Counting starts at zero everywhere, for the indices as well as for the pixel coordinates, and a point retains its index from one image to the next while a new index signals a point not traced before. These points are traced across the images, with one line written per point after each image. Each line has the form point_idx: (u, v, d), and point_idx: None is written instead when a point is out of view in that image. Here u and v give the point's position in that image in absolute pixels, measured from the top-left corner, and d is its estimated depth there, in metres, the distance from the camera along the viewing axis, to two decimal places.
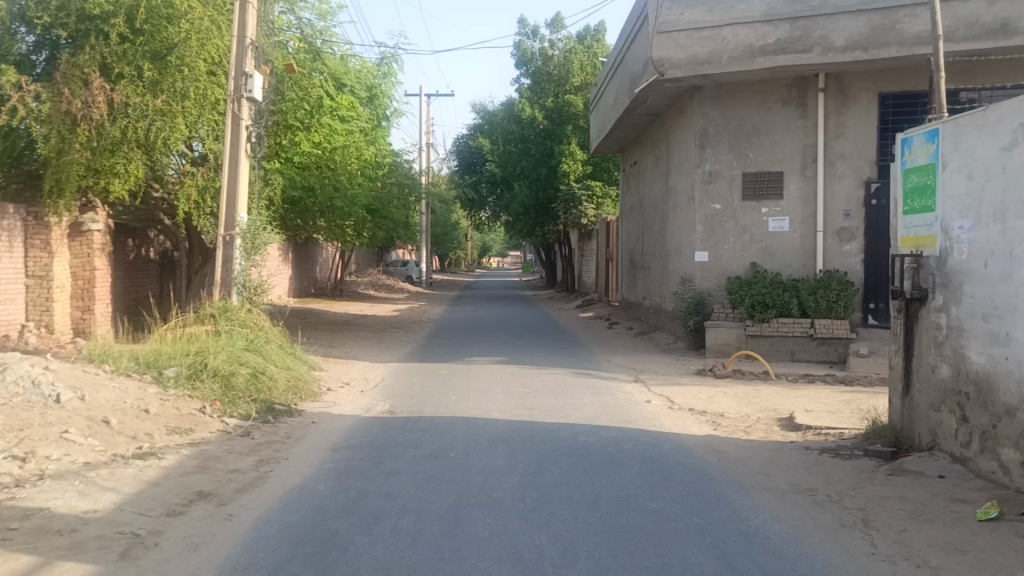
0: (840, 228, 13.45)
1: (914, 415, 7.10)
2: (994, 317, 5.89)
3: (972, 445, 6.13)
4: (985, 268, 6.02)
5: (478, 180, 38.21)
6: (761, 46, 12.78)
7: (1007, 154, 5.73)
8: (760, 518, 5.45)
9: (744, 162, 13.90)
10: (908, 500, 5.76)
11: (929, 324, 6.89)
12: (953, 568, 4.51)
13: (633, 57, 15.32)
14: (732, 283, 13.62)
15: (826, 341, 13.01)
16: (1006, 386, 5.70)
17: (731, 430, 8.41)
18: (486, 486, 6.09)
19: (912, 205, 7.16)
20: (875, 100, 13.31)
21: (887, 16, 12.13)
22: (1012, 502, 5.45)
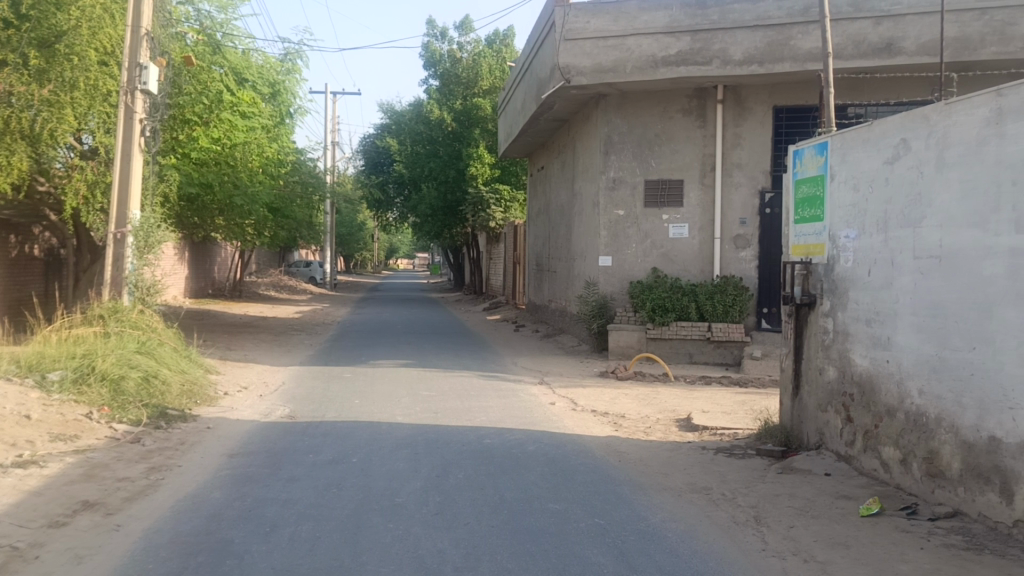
0: (737, 235, 13.90)
1: (802, 415, 7.42)
2: (876, 322, 6.21)
3: (856, 444, 6.43)
4: (868, 275, 6.34)
5: (384, 180, 37.81)
6: (663, 57, 13.11)
7: (890, 167, 6.06)
8: (658, 517, 5.57)
9: (646, 170, 14.25)
10: (796, 497, 6.01)
11: (817, 328, 7.20)
12: (838, 562, 4.72)
13: (540, 64, 15.51)
14: (634, 287, 13.92)
15: (723, 344, 13.42)
16: (888, 387, 6.02)
17: (632, 431, 8.58)
18: (388, 492, 6.01)
19: (802, 214, 7.49)
20: (770, 112, 13.78)
21: (781, 32, 12.64)
22: (892, 498, 5.75)
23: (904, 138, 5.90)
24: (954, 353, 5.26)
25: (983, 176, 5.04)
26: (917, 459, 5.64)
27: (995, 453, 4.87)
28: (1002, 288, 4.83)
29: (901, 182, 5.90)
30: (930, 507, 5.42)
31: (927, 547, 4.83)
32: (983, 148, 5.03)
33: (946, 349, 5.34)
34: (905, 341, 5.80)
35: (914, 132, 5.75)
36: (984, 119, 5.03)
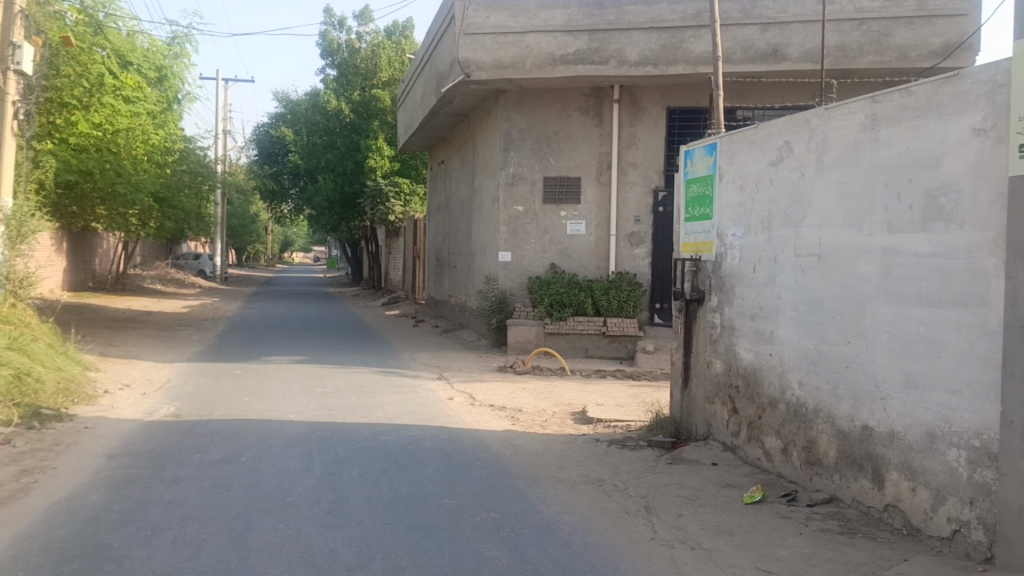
0: (631, 233, 14.19)
1: (691, 407, 7.66)
2: (760, 317, 6.47)
3: (741, 435, 6.69)
4: (753, 272, 6.59)
5: (279, 171, 36.87)
6: (561, 55, 13.26)
7: (774, 169, 6.31)
8: (552, 509, 5.64)
9: (544, 167, 14.42)
10: (684, 487, 6.20)
11: (705, 323, 7.44)
12: (722, 549, 4.89)
13: (440, 58, 15.46)
14: (533, 283, 14.08)
15: (617, 338, 13.66)
16: (770, 380, 6.28)
17: (528, 425, 8.67)
18: (278, 491, 5.85)
19: (693, 213, 7.72)
20: (664, 113, 14.09)
21: (674, 35, 12.97)
22: (773, 485, 6.01)
23: (787, 141, 6.15)
24: (831, 346, 5.53)
25: (858, 179, 5.31)
26: (796, 448, 5.91)
27: (867, 441, 5.15)
28: (875, 285, 5.10)
29: (784, 183, 6.16)
30: (808, 494, 5.69)
31: (805, 532, 5.06)
32: (859, 152, 5.30)
33: (823, 343, 5.62)
34: (786, 335, 6.07)
35: (797, 135, 6.01)
36: (860, 124, 5.29)
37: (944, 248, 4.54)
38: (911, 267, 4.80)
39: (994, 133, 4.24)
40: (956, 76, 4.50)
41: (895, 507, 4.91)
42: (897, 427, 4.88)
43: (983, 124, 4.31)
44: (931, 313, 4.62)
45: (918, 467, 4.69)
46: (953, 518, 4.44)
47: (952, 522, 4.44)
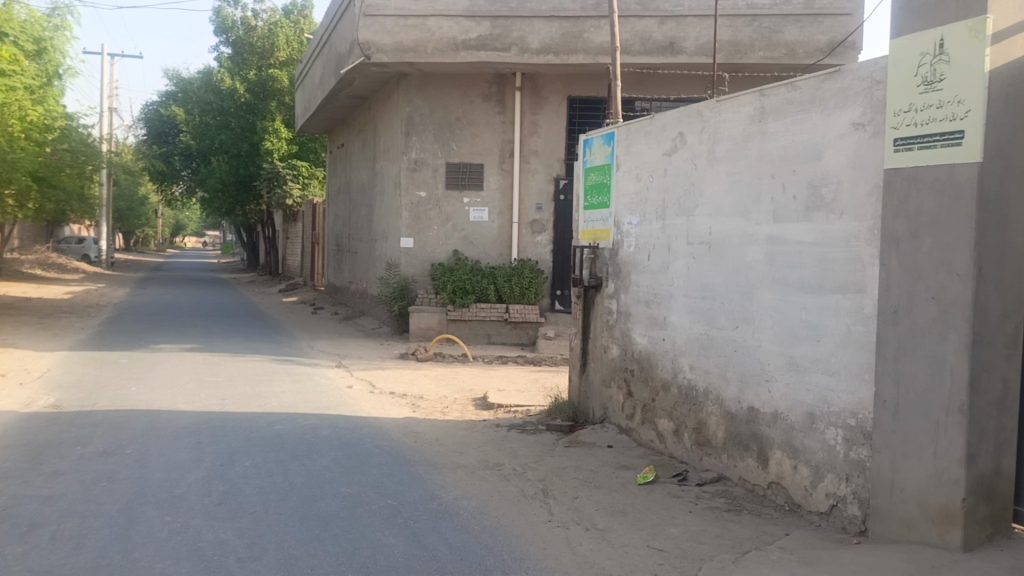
0: (533, 220, 14.29)
1: (589, 391, 7.81)
2: (654, 303, 6.64)
3: (635, 417, 6.86)
4: (648, 260, 6.75)
5: (170, 151, 35.39)
6: (463, 41, 13.20)
7: (668, 159, 6.47)
8: (451, 495, 5.65)
9: (447, 153, 14.35)
10: (581, 470, 6.32)
11: (602, 309, 7.59)
12: (616, 529, 5.02)
13: (339, 38, 15.13)
14: (436, 269, 14.02)
15: (519, 325, 13.74)
16: (663, 364, 6.47)
17: (429, 412, 8.64)
18: (166, 483, 5.65)
19: (591, 201, 7.84)
20: (565, 102, 14.19)
21: (575, 24, 13.09)
22: (666, 466, 6.19)
23: (680, 132, 6.31)
24: (720, 332, 5.73)
25: (747, 170, 5.50)
26: (688, 430, 6.11)
27: (753, 422, 5.37)
28: (761, 273, 5.31)
29: (678, 172, 6.32)
30: (698, 474, 5.89)
31: (694, 510, 5.24)
32: (747, 144, 5.49)
33: (714, 328, 5.81)
34: (678, 321, 6.26)
35: (690, 126, 6.18)
36: (749, 117, 5.48)
37: (825, 237, 4.76)
38: (794, 255, 5.02)
39: (871, 128, 4.46)
40: (837, 73, 4.71)
41: (778, 485, 5.14)
42: (780, 407, 5.11)
43: (861, 119, 4.52)
44: (812, 299, 4.84)
45: (800, 446, 4.92)
46: (831, 494, 4.68)
47: (830, 497, 4.68)
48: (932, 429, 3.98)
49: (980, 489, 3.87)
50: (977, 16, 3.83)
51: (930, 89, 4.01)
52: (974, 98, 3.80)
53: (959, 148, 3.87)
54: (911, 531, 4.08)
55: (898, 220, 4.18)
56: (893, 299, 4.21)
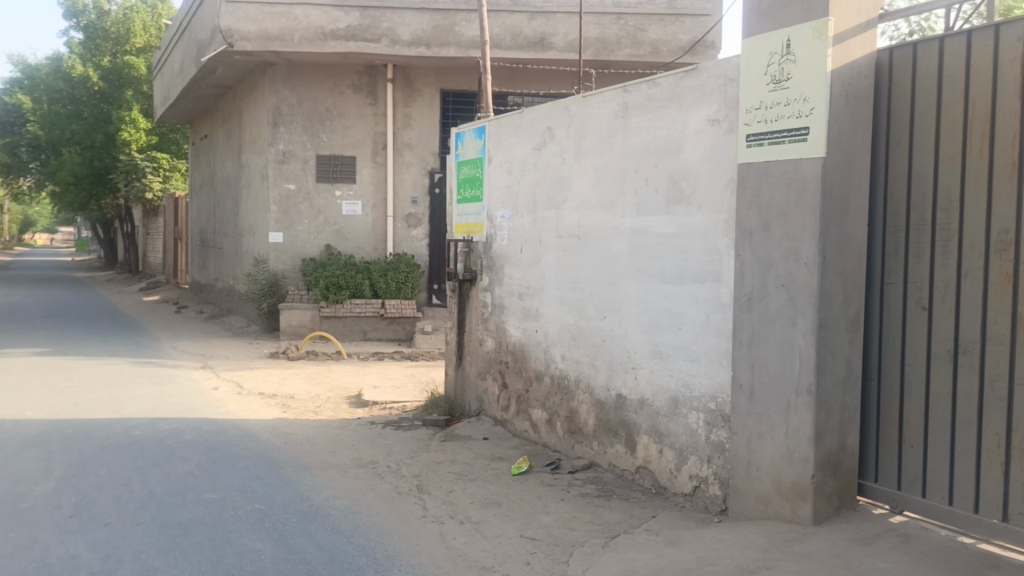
0: (408, 214, 14.17)
1: (464, 384, 7.82)
2: (527, 295, 6.71)
3: (510, 409, 6.93)
4: (520, 253, 6.82)
5: (14, 142, 32.81)
6: (332, 30, 12.92)
7: (537, 153, 6.55)
8: (322, 495, 5.53)
9: (316, 145, 14.03)
10: (456, 463, 6.32)
11: (476, 302, 7.60)
12: (489, 520, 5.05)
13: (199, 24, 14.52)
14: (307, 265, 13.69)
15: (395, 320, 13.58)
16: (536, 355, 6.55)
17: (300, 411, 8.44)
18: (10, 497, 5.27)
19: (464, 195, 7.84)
20: (437, 95, 14.12)
21: (446, 17, 13.03)
22: (539, 456, 6.28)
23: (549, 126, 6.40)
24: (590, 322, 5.86)
25: (612, 165, 5.63)
26: (560, 419, 6.22)
27: (621, 409, 5.52)
28: (627, 264, 5.46)
29: (547, 167, 6.40)
30: (570, 461, 6.02)
31: (566, 498, 5.34)
32: (612, 139, 5.62)
33: (583, 318, 5.94)
34: (550, 312, 6.35)
35: (558, 121, 6.27)
36: (614, 113, 5.61)
37: (686, 229, 4.94)
38: (657, 247, 5.18)
39: (726, 123, 4.65)
40: (694, 70, 4.88)
41: (645, 469, 5.31)
42: (646, 394, 5.27)
43: (717, 116, 4.71)
44: (675, 288, 5.02)
45: (665, 430, 5.10)
46: (694, 476, 4.87)
47: (693, 479, 4.87)
48: (784, 410, 4.19)
49: (827, 465, 4.07)
50: (819, 18, 4.01)
51: (779, 87, 4.22)
52: (818, 96, 4.01)
53: (805, 143, 4.08)
54: (767, 507, 4.30)
55: (752, 211, 4.39)
56: (748, 288, 4.42)
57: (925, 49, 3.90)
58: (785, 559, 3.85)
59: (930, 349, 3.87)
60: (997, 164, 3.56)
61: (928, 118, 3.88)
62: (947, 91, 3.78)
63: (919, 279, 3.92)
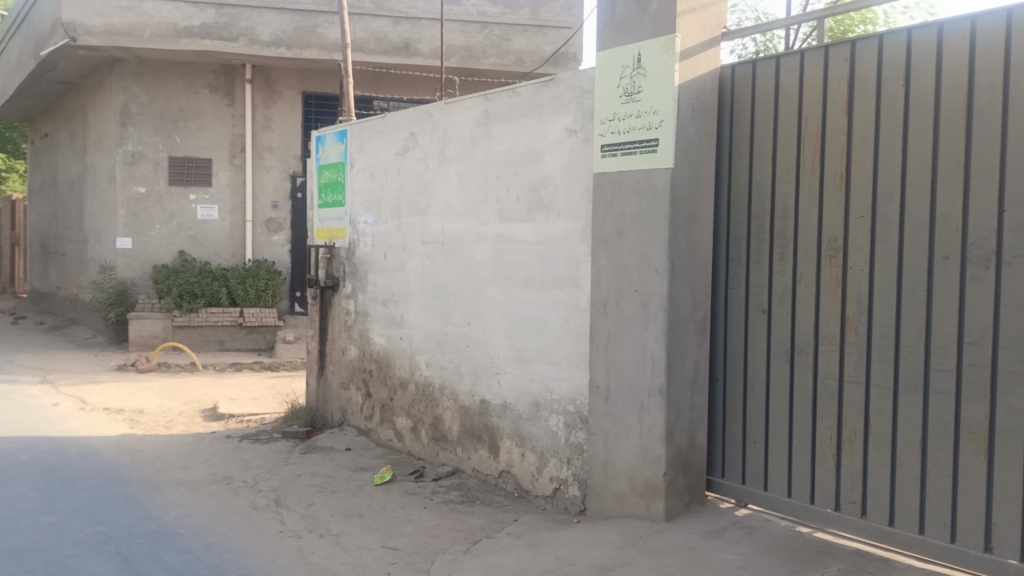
0: (269, 219, 13.75)
1: (327, 394, 7.66)
2: (391, 302, 6.64)
3: (374, 418, 6.85)
4: (384, 259, 6.75)
5: None
6: (185, 27, 12.39)
7: (400, 158, 6.50)
8: (172, 515, 5.26)
9: (169, 146, 13.43)
10: (317, 475, 6.17)
11: (339, 309, 7.45)
12: (350, 532, 4.96)
13: (38, 15, 13.59)
14: (159, 272, 13.04)
15: (255, 330, 13.09)
16: (401, 362, 6.50)
17: (150, 427, 8.00)
18: None
19: (325, 200, 7.69)
20: (299, 97, 13.78)
21: (308, 19, 12.73)
22: (403, 464, 6.24)
23: (412, 132, 6.37)
24: (454, 328, 5.86)
25: (474, 171, 5.67)
26: (424, 426, 6.20)
27: (485, 414, 5.56)
28: (490, 270, 5.50)
29: (410, 172, 6.37)
30: (435, 469, 6.01)
31: (429, 506, 5.31)
32: (474, 147, 5.66)
33: (447, 325, 5.94)
34: (414, 319, 6.32)
35: (420, 126, 6.25)
36: (475, 120, 5.66)
37: (546, 236, 5.03)
38: (519, 253, 5.25)
39: (583, 134, 4.78)
40: (552, 81, 4.99)
41: (508, 473, 5.37)
42: (509, 398, 5.33)
43: (574, 126, 4.83)
44: (536, 294, 5.11)
45: (527, 433, 5.17)
46: (555, 478, 4.97)
47: (554, 481, 4.97)
48: (638, 411, 4.33)
49: (678, 463, 4.24)
50: (667, 35, 4.18)
51: (631, 99, 4.38)
52: (667, 109, 4.16)
53: (655, 153, 4.24)
54: (623, 506, 4.43)
55: (607, 220, 4.53)
56: (604, 293, 4.55)
57: (764, 68, 4.13)
58: (639, 555, 3.98)
59: (770, 350, 4.10)
60: (828, 176, 3.82)
61: (767, 133, 4.12)
62: (783, 107, 4.03)
63: (760, 284, 4.15)
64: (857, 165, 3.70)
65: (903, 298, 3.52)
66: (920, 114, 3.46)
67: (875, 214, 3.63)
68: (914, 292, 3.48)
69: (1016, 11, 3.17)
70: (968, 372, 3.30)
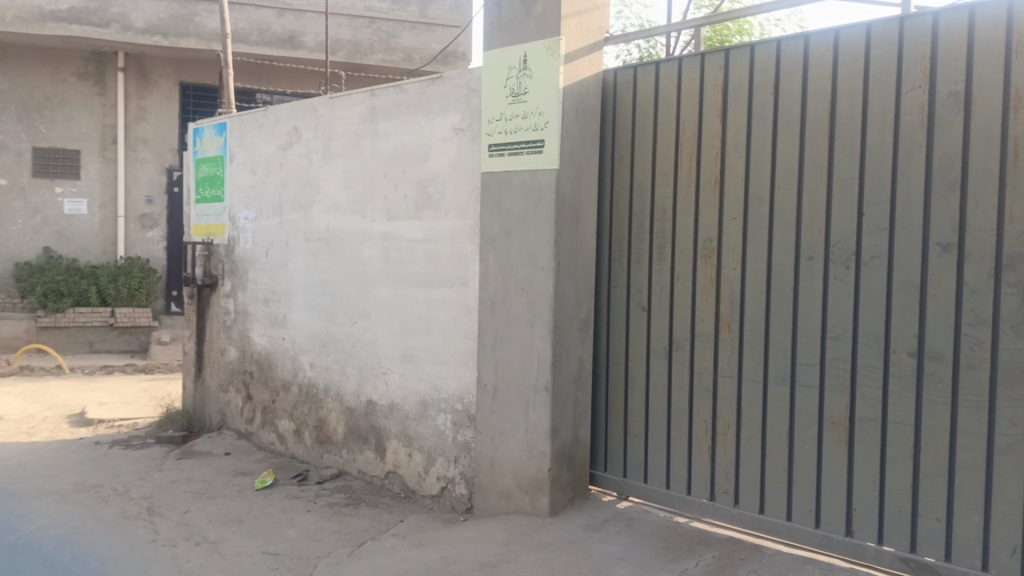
0: (143, 214, 13.12)
1: (205, 396, 7.38)
2: (273, 301, 6.47)
3: (255, 421, 6.65)
4: (266, 256, 6.56)
5: None
6: (51, 11, 11.70)
7: (283, 153, 6.33)
8: (35, 526, 4.97)
9: (33, 136, 12.64)
10: (194, 481, 5.94)
11: (218, 309, 7.19)
12: (229, 538, 4.80)
13: None
14: (21, 269, 12.24)
15: (127, 330, 12.47)
16: (283, 363, 6.34)
17: (9, 434, 7.50)
18: None
19: (203, 194, 7.41)
20: (176, 87, 13.21)
21: (186, 7, 12.23)
22: (285, 468, 6.08)
23: (295, 126, 6.21)
24: (339, 327, 5.76)
25: (360, 167, 5.59)
26: (308, 429, 6.06)
27: (371, 415, 5.49)
28: (377, 268, 5.44)
29: (293, 167, 6.22)
30: (318, 472, 5.89)
31: (312, 509, 5.19)
32: (360, 143, 5.58)
33: (332, 324, 5.83)
34: (297, 319, 6.17)
35: (304, 121, 6.11)
36: (361, 116, 5.57)
37: (433, 234, 5.02)
38: (406, 252, 5.21)
39: (470, 133, 4.79)
40: (439, 79, 4.97)
41: (395, 474, 5.32)
42: (395, 398, 5.28)
43: (461, 125, 4.84)
44: (423, 293, 5.09)
45: (414, 433, 5.14)
46: (442, 477, 4.96)
47: (440, 480, 4.96)
48: (524, 408, 4.38)
49: (563, 458, 4.31)
50: (551, 37, 4.23)
51: (517, 100, 4.42)
52: (551, 110, 4.22)
53: (541, 154, 4.29)
54: (508, 502, 4.46)
55: (494, 218, 4.55)
56: (491, 292, 4.58)
57: (645, 73, 4.24)
58: (523, 551, 4.01)
59: (649, 347, 4.23)
60: (703, 179, 3.96)
61: (647, 136, 4.24)
62: (662, 112, 4.15)
63: (640, 283, 4.26)
64: (730, 169, 3.86)
65: (772, 296, 3.70)
66: (788, 122, 3.63)
67: (746, 216, 3.79)
68: (782, 291, 3.66)
69: (874, 25, 3.37)
70: (830, 366, 3.50)
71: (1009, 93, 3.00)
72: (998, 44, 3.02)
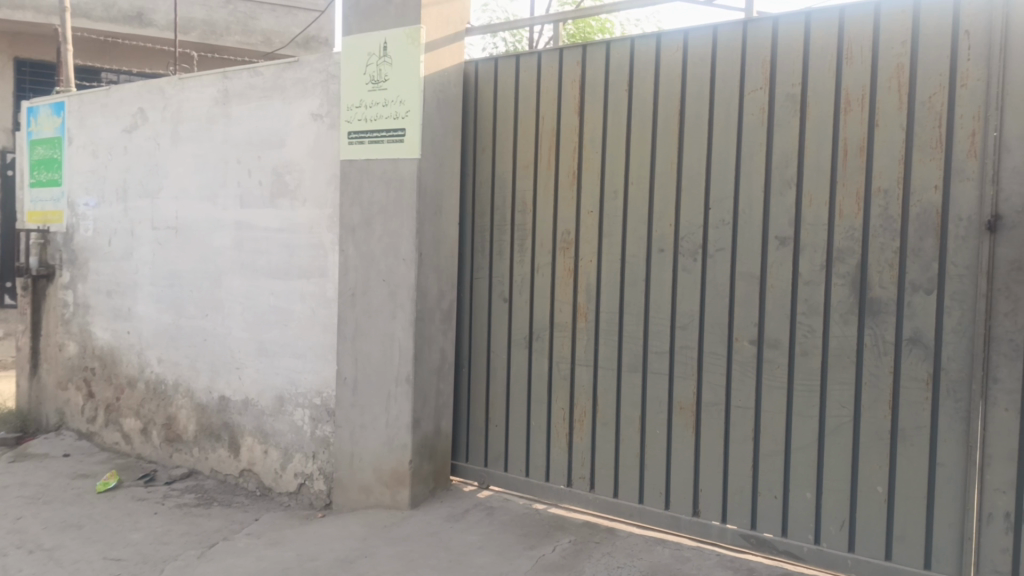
0: None
1: (42, 395, 6.89)
2: (117, 293, 6.11)
3: (98, 420, 6.27)
4: (109, 246, 6.18)
5: None
6: None
7: (128, 136, 5.98)
8: None
9: None
10: (27, 486, 5.53)
11: (55, 301, 6.72)
12: (66, 545, 4.51)
13: None
14: None
15: None
16: (128, 359, 6.00)
17: None
18: None
19: (38, 178, 6.90)
20: (10, 63, 12.31)
21: None
22: (131, 469, 5.76)
23: (141, 107, 5.88)
24: (190, 320, 5.51)
25: (211, 153, 5.35)
26: (156, 427, 5.77)
27: (224, 411, 5.28)
28: (230, 258, 5.23)
29: (139, 152, 5.88)
30: (167, 472, 5.62)
31: (160, 511, 4.95)
32: (212, 127, 5.34)
33: (182, 317, 5.57)
34: (144, 311, 5.86)
35: (150, 102, 5.79)
36: (213, 99, 5.33)
37: (290, 223, 4.87)
38: (261, 241, 5.04)
39: (328, 120, 4.67)
40: (296, 63, 4.82)
41: (250, 472, 5.14)
42: (250, 393, 5.10)
43: (319, 111, 4.71)
44: (279, 284, 4.93)
45: (270, 429, 4.98)
46: (299, 474, 4.83)
47: (297, 477, 4.83)
48: (384, 400, 4.33)
49: (423, 449, 4.29)
50: (411, 25, 4.18)
51: (377, 87, 4.35)
52: (412, 99, 4.18)
53: (401, 143, 4.24)
54: (368, 496, 4.40)
55: (353, 209, 4.46)
56: (351, 283, 4.49)
57: (505, 66, 4.27)
58: (382, 545, 3.98)
59: (509, 337, 4.26)
60: (561, 173, 4.03)
61: (507, 128, 4.26)
62: (522, 105, 4.19)
63: (501, 274, 4.29)
64: (586, 163, 3.94)
65: (625, 288, 3.80)
66: (641, 118, 3.74)
67: (602, 210, 3.88)
68: (634, 283, 3.78)
69: (720, 28, 3.51)
70: (679, 354, 3.64)
71: (840, 96, 3.20)
72: (831, 49, 3.22)
